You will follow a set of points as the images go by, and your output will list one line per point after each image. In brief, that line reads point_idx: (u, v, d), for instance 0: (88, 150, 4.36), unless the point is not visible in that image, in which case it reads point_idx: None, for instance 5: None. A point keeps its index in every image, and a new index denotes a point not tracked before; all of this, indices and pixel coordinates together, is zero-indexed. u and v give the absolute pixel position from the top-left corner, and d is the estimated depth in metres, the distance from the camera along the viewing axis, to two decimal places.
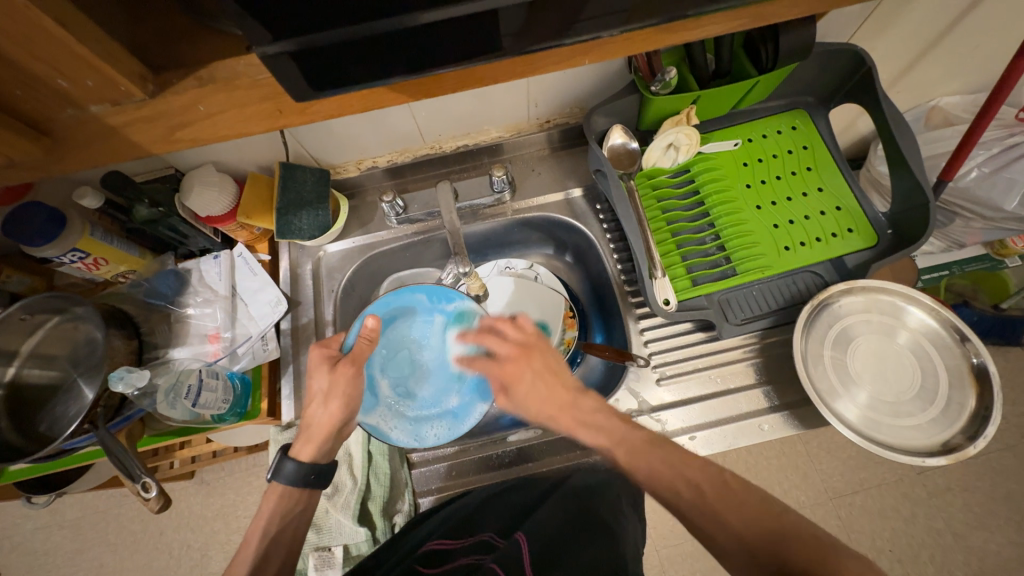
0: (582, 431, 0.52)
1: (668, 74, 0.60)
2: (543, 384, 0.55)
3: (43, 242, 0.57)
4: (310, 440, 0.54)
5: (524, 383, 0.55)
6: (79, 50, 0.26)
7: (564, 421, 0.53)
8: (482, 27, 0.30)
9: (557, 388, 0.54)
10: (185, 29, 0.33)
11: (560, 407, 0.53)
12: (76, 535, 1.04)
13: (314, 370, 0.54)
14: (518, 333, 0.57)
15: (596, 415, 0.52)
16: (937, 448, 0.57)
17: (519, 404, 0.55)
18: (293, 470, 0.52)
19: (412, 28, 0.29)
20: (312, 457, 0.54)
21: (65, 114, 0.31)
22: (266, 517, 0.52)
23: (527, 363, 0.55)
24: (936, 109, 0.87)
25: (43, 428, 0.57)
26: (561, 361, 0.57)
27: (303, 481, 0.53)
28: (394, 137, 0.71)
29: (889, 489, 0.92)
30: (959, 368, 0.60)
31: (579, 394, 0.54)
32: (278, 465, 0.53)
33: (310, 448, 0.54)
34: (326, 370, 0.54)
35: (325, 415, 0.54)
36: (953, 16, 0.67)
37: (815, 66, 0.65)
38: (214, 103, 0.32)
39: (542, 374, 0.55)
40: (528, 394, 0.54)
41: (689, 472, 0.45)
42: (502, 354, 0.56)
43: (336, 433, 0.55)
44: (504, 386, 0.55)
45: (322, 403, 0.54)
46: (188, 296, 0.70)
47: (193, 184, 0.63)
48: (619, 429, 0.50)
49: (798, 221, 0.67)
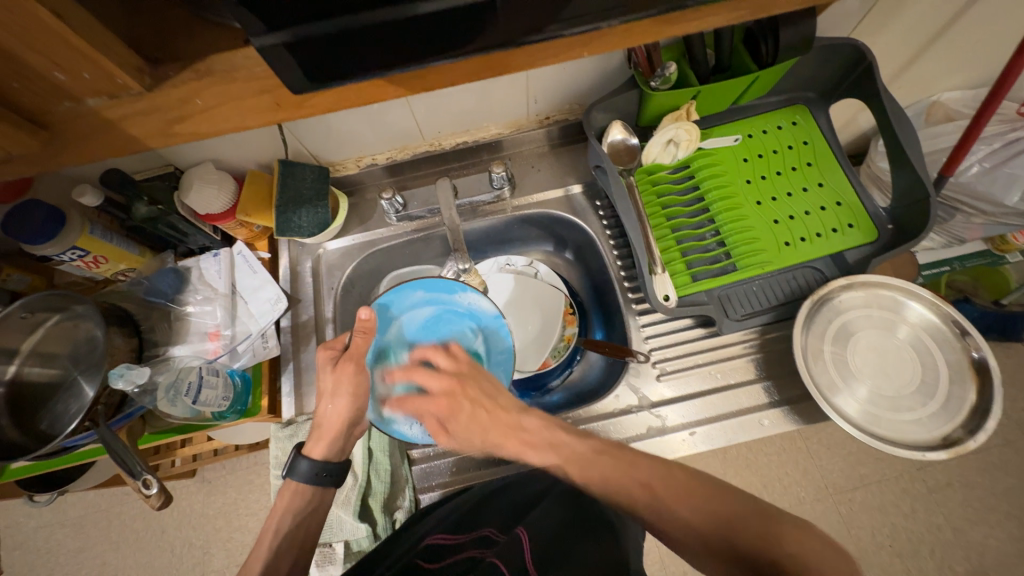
0: (530, 449, 0.51)
1: (668, 70, 0.61)
2: (480, 411, 0.53)
3: (41, 240, 0.57)
4: (322, 437, 0.55)
5: (462, 416, 0.53)
6: (75, 41, 0.26)
7: (510, 444, 0.52)
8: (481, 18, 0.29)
9: (497, 412, 0.53)
10: (183, 22, 0.33)
11: (505, 431, 0.52)
12: (79, 533, 1.05)
13: (320, 368, 0.55)
14: (449, 364, 0.55)
15: (540, 432, 0.51)
16: (938, 443, 0.57)
17: (458, 438, 0.54)
18: (308, 467, 0.53)
19: (409, 18, 0.29)
20: (324, 455, 0.55)
21: (62, 107, 0.31)
22: (278, 514, 0.52)
23: (462, 394, 0.53)
24: (937, 104, 0.87)
25: (44, 425, 0.57)
26: (500, 386, 0.55)
27: (315, 478, 0.54)
28: (394, 134, 0.71)
29: (889, 485, 0.92)
30: (959, 362, 0.59)
31: (520, 413, 0.53)
32: (292, 463, 0.54)
33: (322, 444, 0.55)
34: (331, 368, 0.55)
35: (334, 412, 0.54)
36: (953, 10, 0.67)
37: (816, 60, 0.65)
38: (212, 96, 0.31)
39: (478, 404, 0.53)
40: (468, 424, 0.53)
41: (651, 471, 0.45)
42: (435, 389, 0.54)
43: (348, 428, 0.56)
44: (443, 422, 0.54)
45: (330, 398, 0.54)
46: (188, 294, 0.70)
47: (192, 181, 0.63)
48: (570, 443, 0.49)
49: (798, 217, 0.67)
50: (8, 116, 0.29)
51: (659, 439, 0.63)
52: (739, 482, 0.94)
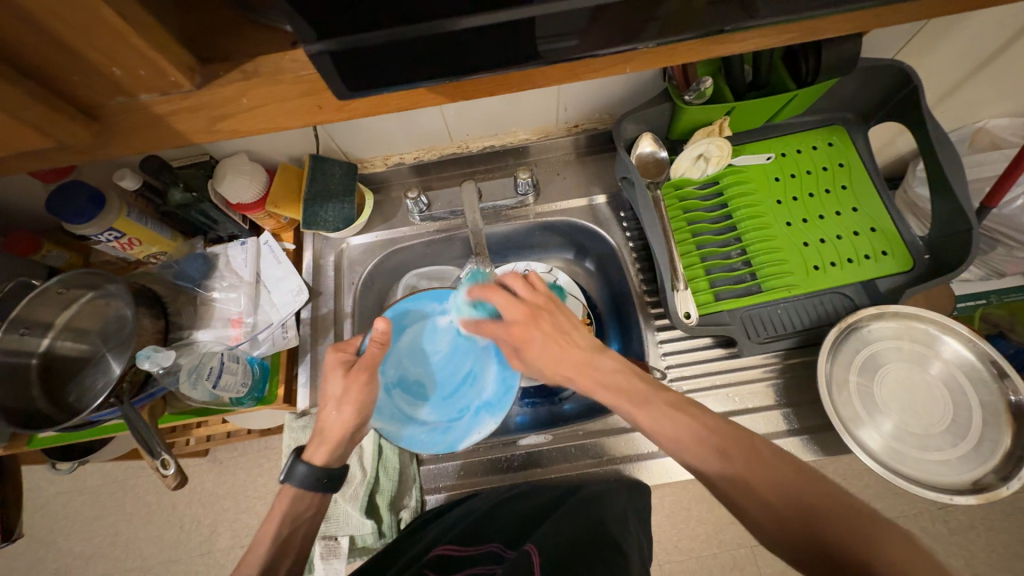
0: (599, 388, 0.52)
1: (704, 84, 0.59)
2: (553, 343, 0.55)
3: (83, 221, 0.59)
4: (324, 443, 0.55)
5: (535, 342, 0.55)
6: (133, 40, 0.27)
7: (582, 379, 0.54)
8: (525, 33, 0.30)
9: (572, 346, 0.55)
10: (234, 24, 0.34)
11: (578, 366, 0.54)
12: (94, 502, 1.08)
13: (328, 374, 0.56)
14: (527, 293, 0.58)
15: (616, 375, 0.52)
16: (966, 487, 0.54)
17: (532, 365, 0.56)
18: (305, 472, 0.53)
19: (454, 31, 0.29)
20: (324, 461, 0.55)
21: (116, 102, 0.32)
22: (277, 517, 0.53)
23: (535, 324, 0.56)
24: (983, 131, 0.84)
25: (72, 398, 0.59)
26: (574, 323, 0.57)
27: (314, 484, 0.54)
28: (423, 135, 0.72)
29: (907, 522, 0.89)
30: (994, 404, 0.57)
31: (596, 352, 0.54)
32: (290, 467, 0.54)
33: (322, 449, 0.55)
34: (341, 374, 0.56)
35: (337, 418, 0.55)
36: (1007, 36, 0.64)
37: (857, 82, 0.63)
38: (257, 96, 0.32)
39: (552, 335, 0.55)
40: (539, 354, 0.55)
41: (719, 438, 0.44)
42: (511, 317, 0.56)
43: (348, 437, 0.56)
44: (515, 347, 0.57)
45: (336, 406, 0.55)
46: (214, 280, 0.72)
47: (226, 171, 0.65)
48: (642, 392, 0.50)
49: (829, 241, 0.65)
50: (64, 107, 0.30)
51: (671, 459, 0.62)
52: None
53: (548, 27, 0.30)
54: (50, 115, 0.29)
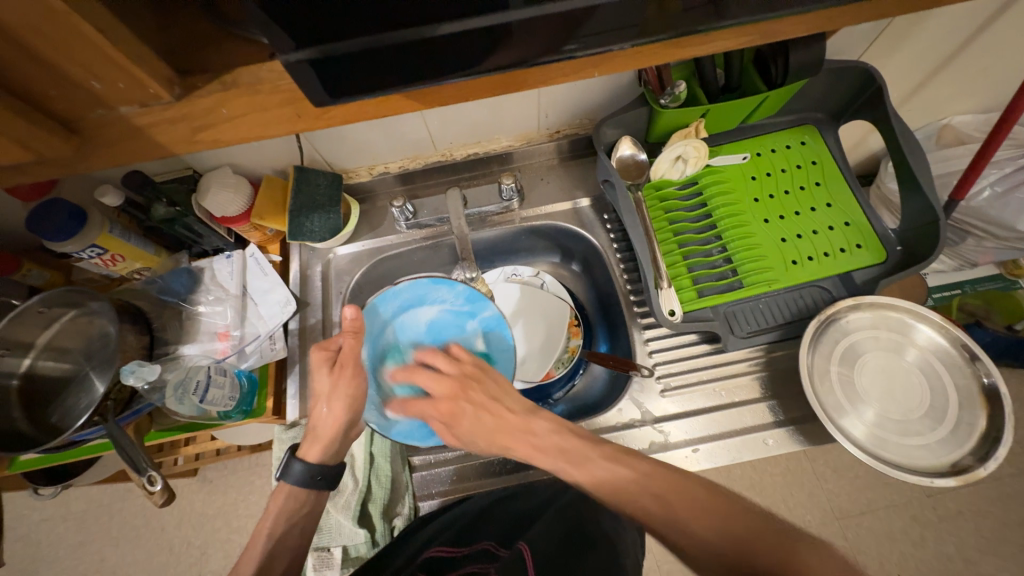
0: (540, 455, 0.51)
1: (677, 88, 0.62)
2: (483, 414, 0.53)
3: (63, 238, 0.59)
4: (318, 440, 0.55)
5: (465, 417, 0.53)
6: (114, 53, 0.27)
7: (521, 449, 0.52)
8: (498, 38, 0.31)
9: (504, 416, 0.53)
10: (214, 37, 0.34)
11: (512, 434, 0.53)
12: (79, 528, 1.05)
13: (315, 371, 0.55)
14: (452, 365, 0.55)
15: (552, 437, 0.51)
16: (946, 469, 0.56)
17: (465, 439, 0.53)
18: (300, 470, 0.53)
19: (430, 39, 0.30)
20: (320, 458, 0.55)
21: (96, 115, 0.32)
22: (271, 515, 0.53)
23: (465, 397, 0.53)
24: (948, 127, 0.87)
25: (55, 419, 0.58)
26: (504, 389, 0.55)
27: (310, 481, 0.54)
28: (407, 144, 0.73)
29: (898, 512, 0.90)
30: (969, 388, 0.59)
31: (530, 416, 0.53)
32: (287, 465, 0.54)
33: (317, 447, 0.55)
34: (327, 370, 0.54)
35: (329, 416, 0.54)
36: (963, 37, 0.67)
37: (824, 83, 0.66)
38: (238, 106, 0.32)
39: (482, 406, 0.53)
40: (471, 427, 0.53)
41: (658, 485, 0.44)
42: (437, 391, 0.53)
43: (343, 432, 0.55)
44: (446, 425, 0.53)
45: (326, 403, 0.54)
46: (200, 294, 0.72)
47: (210, 184, 0.65)
48: (579, 450, 0.49)
49: (806, 236, 0.67)
50: (45, 121, 0.30)
51: (661, 455, 0.63)
52: None
53: (520, 32, 0.31)
54: (32, 128, 0.29)
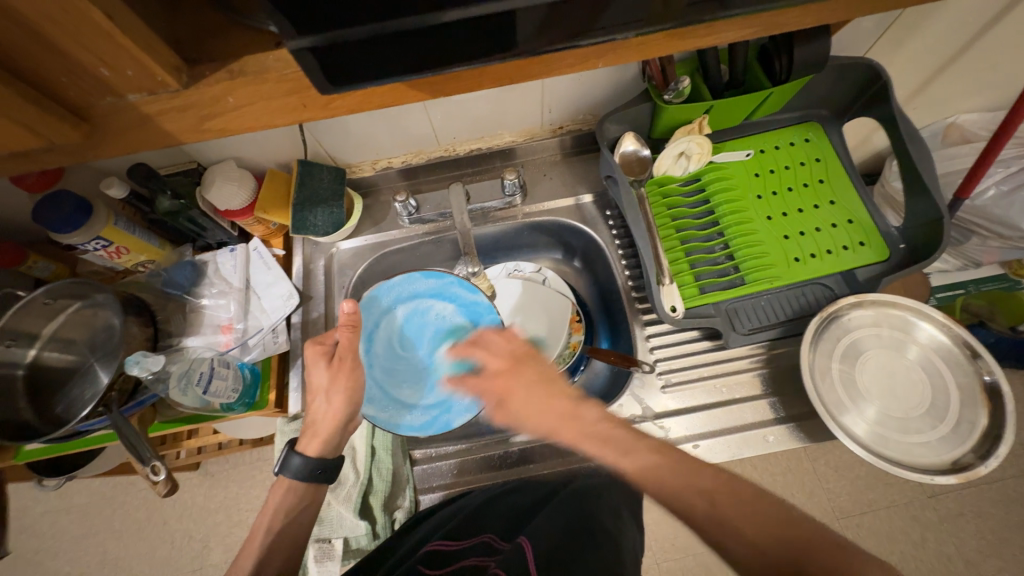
0: (584, 440, 0.49)
1: (682, 84, 0.61)
2: (535, 393, 0.53)
3: (69, 229, 0.59)
4: (316, 434, 0.56)
5: (517, 394, 0.53)
6: (122, 41, 0.28)
7: (566, 433, 0.50)
8: (502, 26, 0.31)
9: (553, 398, 0.52)
10: (221, 26, 0.34)
11: (563, 418, 0.51)
12: (83, 520, 1.06)
13: (312, 366, 0.56)
14: (503, 343, 0.57)
15: (600, 425, 0.49)
16: (947, 466, 0.56)
17: (514, 419, 0.53)
18: (300, 463, 0.54)
19: (435, 28, 0.30)
20: (319, 452, 0.55)
21: (104, 103, 0.32)
22: (271, 510, 0.54)
23: (517, 371, 0.54)
24: (954, 125, 0.87)
25: (59, 410, 0.59)
26: (555, 372, 0.55)
27: (309, 475, 0.54)
28: (410, 139, 0.73)
29: (898, 512, 0.90)
30: (970, 386, 0.59)
31: (579, 402, 0.51)
32: (285, 459, 0.55)
33: (316, 442, 0.56)
34: (324, 365, 0.56)
35: (328, 410, 0.56)
36: (970, 34, 0.67)
37: (829, 79, 0.66)
38: (243, 95, 0.32)
39: (534, 383, 0.53)
40: (523, 404, 0.52)
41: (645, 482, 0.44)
42: (492, 367, 0.56)
43: (342, 426, 0.56)
44: (499, 401, 0.54)
45: (324, 396, 0.56)
46: (204, 287, 0.72)
47: (214, 177, 0.65)
48: (625, 439, 0.48)
49: (809, 233, 0.67)
50: (54, 108, 0.31)
51: None
52: None
53: (525, 22, 0.31)
54: (42, 115, 0.30)
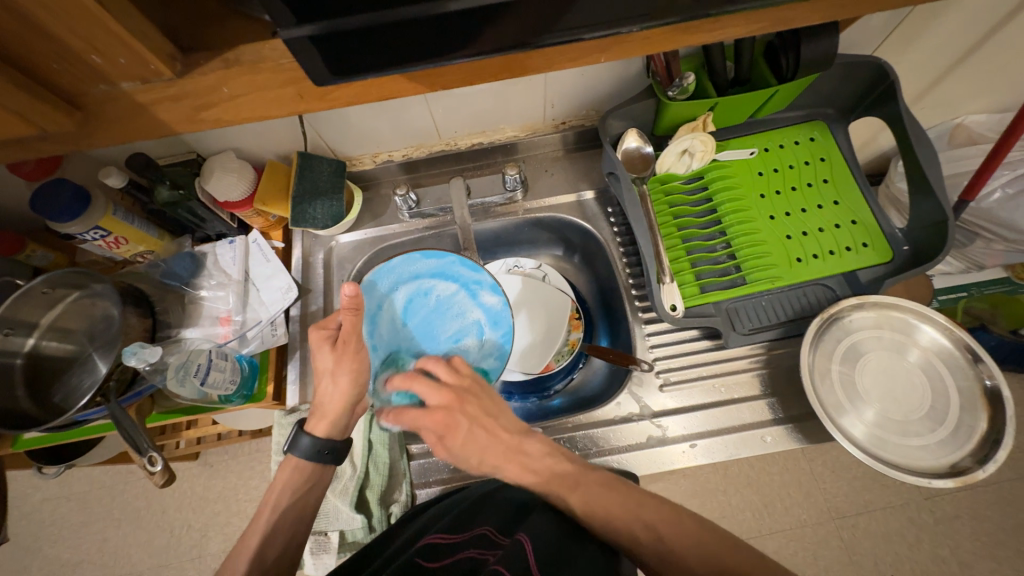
0: (529, 475, 0.51)
1: (687, 80, 0.60)
2: (478, 429, 0.53)
3: (67, 219, 0.59)
4: (324, 416, 0.56)
5: (461, 430, 0.53)
6: (115, 28, 0.27)
7: (510, 468, 0.52)
8: (504, 17, 0.30)
9: (497, 433, 0.53)
10: (217, 15, 0.34)
11: (505, 455, 0.52)
12: (82, 508, 1.07)
13: (316, 350, 0.56)
14: (450, 376, 0.56)
15: (546, 459, 0.52)
16: (945, 470, 0.55)
17: (456, 455, 0.53)
18: (308, 444, 0.54)
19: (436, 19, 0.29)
20: (326, 433, 0.56)
21: (97, 91, 0.31)
22: (279, 487, 0.54)
23: (459, 408, 0.54)
24: (961, 126, 0.86)
25: (58, 399, 0.59)
26: (500, 407, 0.55)
27: (318, 455, 0.54)
28: (411, 132, 0.72)
29: (894, 513, 0.90)
30: (971, 390, 0.58)
31: (523, 438, 0.54)
32: (294, 439, 0.55)
33: (324, 422, 0.56)
34: (329, 349, 0.55)
35: (336, 390, 0.55)
36: (981, 32, 0.66)
37: (836, 77, 0.65)
38: (239, 85, 0.32)
39: (475, 420, 0.54)
40: (465, 442, 0.53)
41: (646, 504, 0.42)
42: (433, 402, 0.54)
43: (349, 408, 0.56)
44: (441, 438, 0.53)
45: (331, 379, 0.55)
46: (202, 279, 0.72)
47: (213, 169, 0.65)
48: (573, 473, 0.50)
49: (811, 233, 0.66)
50: (47, 96, 0.30)
51: (658, 450, 0.63)
52: (740, 501, 0.92)
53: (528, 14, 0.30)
54: (33, 102, 0.29)
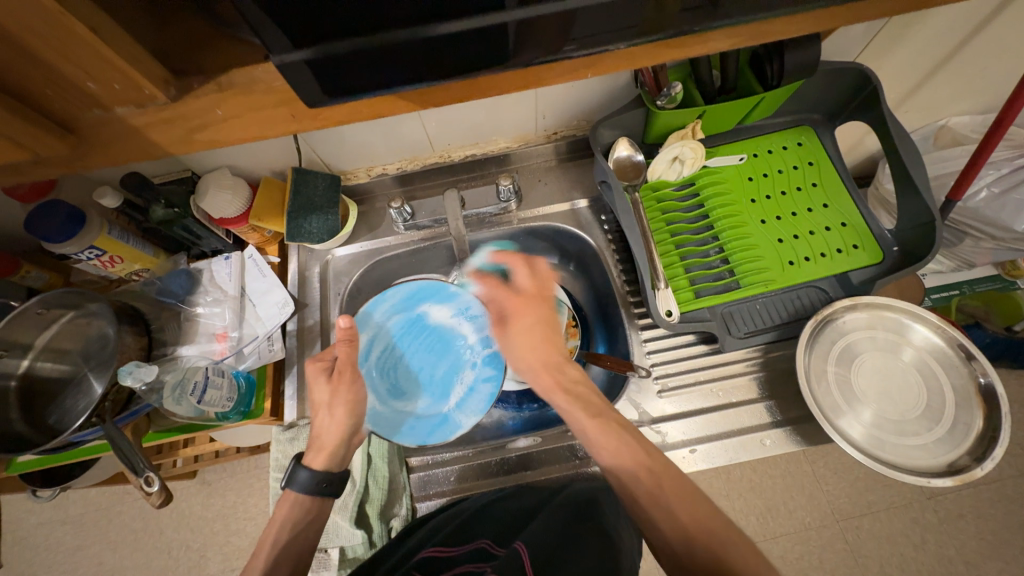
0: (559, 390, 0.58)
1: (675, 89, 0.62)
2: (537, 330, 0.62)
3: (62, 239, 0.59)
4: (322, 448, 0.55)
5: (525, 322, 0.62)
6: (109, 55, 0.27)
7: (543, 378, 0.59)
8: (491, 40, 0.30)
9: (547, 344, 0.62)
10: (208, 37, 0.34)
11: (547, 367, 0.60)
12: (78, 532, 1.05)
13: (313, 382, 0.57)
14: (529, 281, 0.66)
15: (577, 385, 0.58)
16: (943, 469, 0.56)
17: (511, 339, 0.61)
18: (306, 478, 0.53)
19: (423, 42, 0.30)
20: (325, 466, 0.55)
21: (92, 116, 0.32)
22: (277, 524, 0.52)
23: (529, 308, 0.63)
24: (945, 128, 0.88)
25: (52, 420, 0.59)
26: (556, 325, 0.64)
27: (316, 488, 0.54)
28: (406, 146, 0.73)
29: (898, 513, 0.90)
30: (965, 388, 0.59)
31: (564, 361, 0.61)
32: (292, 473, 0.54)
33: (322, 455, 0.55)
34: (325, 380, 0.56)
35: (332, 421, 0.55)
36: (960, 37, 0.67)
37: (820, 84, 0.66)
38: (233, 108, 0.32)
39: (540, 325, 0.63)
40: (525, 331, 0.62)
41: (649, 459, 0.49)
42: (517, 291, 0.65)
43: (348, 438, 0.56)
44: (504, 318, 0.62)
45: (327, 411, 0.56)
46: (198, 295, 0.72)
47: (208, 186, 0.65)
48: (597, 404, 0.54)
49: (802, 236, 0.67)
50: (42, 122, 0.30)
51: None
52: (744, 506, 0.92)
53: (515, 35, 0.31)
54: (28, 128, 0.29)
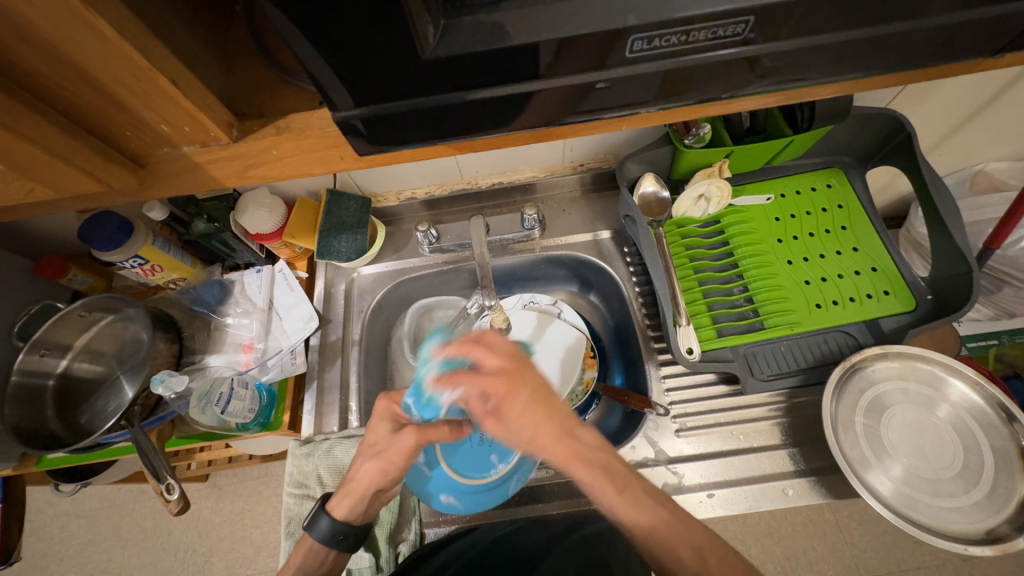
0: (579, 462, 0.46)
1: (702, 130, 0.63)
2: (535, 411, 0.46)
3: (110, 248, 0.62)
4: (348, 496, 0.54)
5: (518, 403, 0.46)
6: (184, 102, 0.30)
7: (560, 453, 0.46)
8: (536, 104, 0.32)
9: (546, 417, 0.46)
10: (267, 82, 0.36)
11: (557, 440, 0.46)
12: (91, 526, 1.07)
13: (377, 420, 0.55)
14: (495, 360, 0.47)
15: (597, 452, 0.46)
16: (980, 537, 0.52)
17: (508, 428, 0.46)
18: (327, 526, 0.53)
19: (465, 104, 0.31)
20: (345, 516, 0.54)
21: (162, 153, 0.34)
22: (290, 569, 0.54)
23: (521, 384, 0.46)
24: (982, 173, 0.86)
25: (83, 420, 0.61)
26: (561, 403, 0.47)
27: (331, 539, 0.53)
28: (435, 172, 0.76)
29: (929, 574, 0.85)
30: (1006, 450, 0.56)
31: (574, 422, 0.47)
32: (313, 518, 0.54)
33: (347, 503, 0.54)
34: (388, 425, 0.54)
35: (380, 469, 0.53)
36: (997, 88, 0.67)
37: (851, 128, 0.66)
38: (286, 148, 0.34)
39: (532, 402, 0.46)
40: (518, 420, 0.46)
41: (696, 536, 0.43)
42: (490, 368, 0.47)
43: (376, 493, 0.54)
44: (493, 407, 0.47)
45: (371, 457, 0.54)
46: (229, 306, 0.74)
47: (248, 204, 0.68)
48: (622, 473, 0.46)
49: (831, 280, 0.66)
50: (117, 158, 0.33)
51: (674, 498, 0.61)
52: (761, 552, 0.88)
53: (556, 100, 0.32)
54: (103, 163, 0.32)
